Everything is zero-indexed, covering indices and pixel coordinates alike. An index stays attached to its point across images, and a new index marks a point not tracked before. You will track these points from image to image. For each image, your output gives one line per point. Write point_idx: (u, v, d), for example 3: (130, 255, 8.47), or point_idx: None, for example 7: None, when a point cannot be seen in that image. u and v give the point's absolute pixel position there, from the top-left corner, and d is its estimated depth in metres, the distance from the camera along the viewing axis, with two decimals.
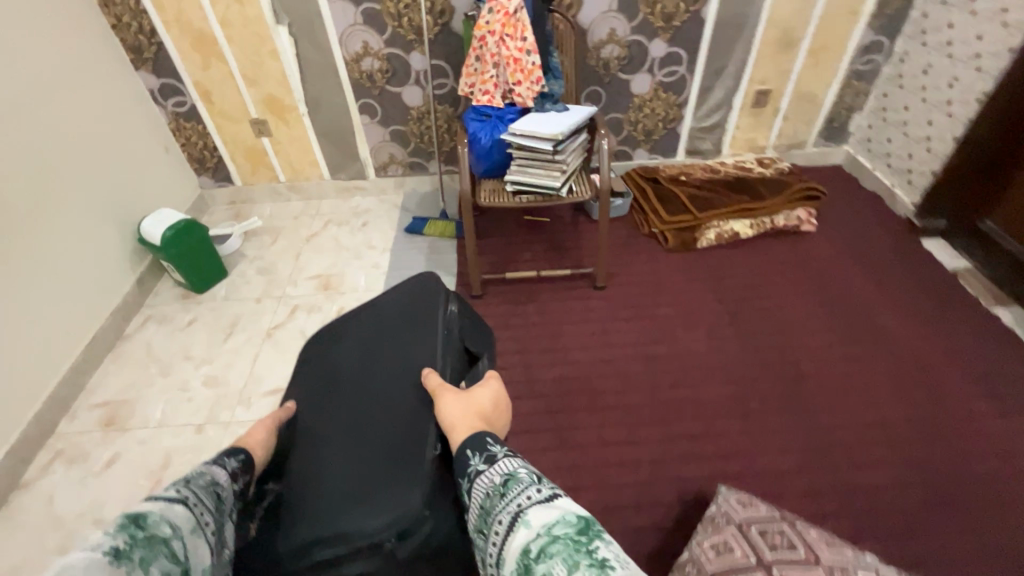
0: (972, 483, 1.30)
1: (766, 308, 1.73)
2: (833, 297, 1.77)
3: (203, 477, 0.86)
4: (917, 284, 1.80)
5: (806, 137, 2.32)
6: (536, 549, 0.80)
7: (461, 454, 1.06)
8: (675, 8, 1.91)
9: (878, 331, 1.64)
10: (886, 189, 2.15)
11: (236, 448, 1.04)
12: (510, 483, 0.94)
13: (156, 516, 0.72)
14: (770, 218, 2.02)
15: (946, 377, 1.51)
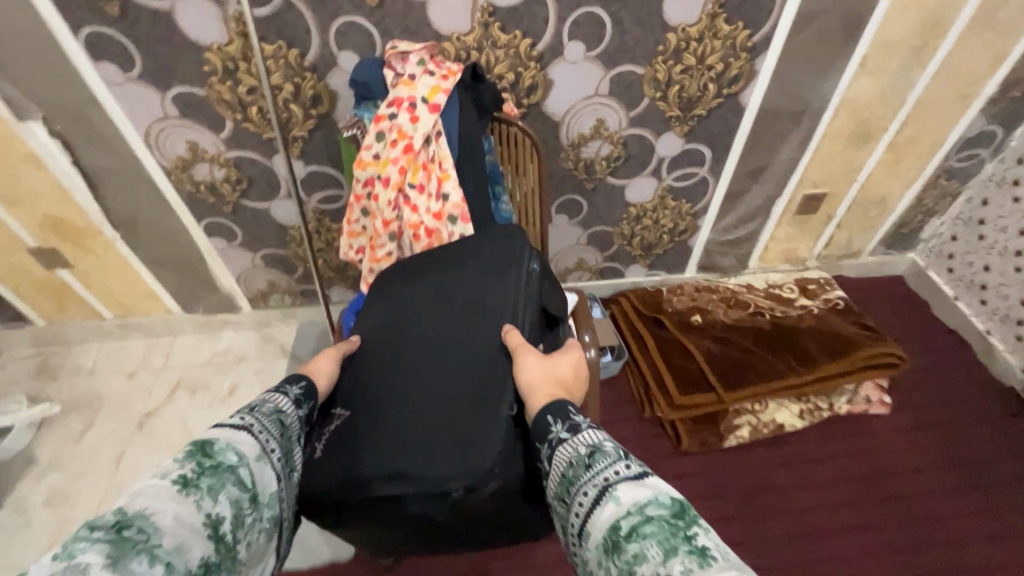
0: None
1: (809, 523, 1.24)
2: (895, 485, 1.29)
3: (266, 403, 0.66)
4: (1006, 462, 1.32)
5: (862, 245, 1.67)
6: (625, 523, 0.52)
7: (535, 423, 0.68)
8: (700, 92, 1.19)
9: (960, 548, 1.20)
10: (976, 334, 1.54)
11: (298, 376, 0.75)
12: (597, 450, 0.61)
13: (222, 443, 0.56)
14: (827, 399, 1.39)
15: None
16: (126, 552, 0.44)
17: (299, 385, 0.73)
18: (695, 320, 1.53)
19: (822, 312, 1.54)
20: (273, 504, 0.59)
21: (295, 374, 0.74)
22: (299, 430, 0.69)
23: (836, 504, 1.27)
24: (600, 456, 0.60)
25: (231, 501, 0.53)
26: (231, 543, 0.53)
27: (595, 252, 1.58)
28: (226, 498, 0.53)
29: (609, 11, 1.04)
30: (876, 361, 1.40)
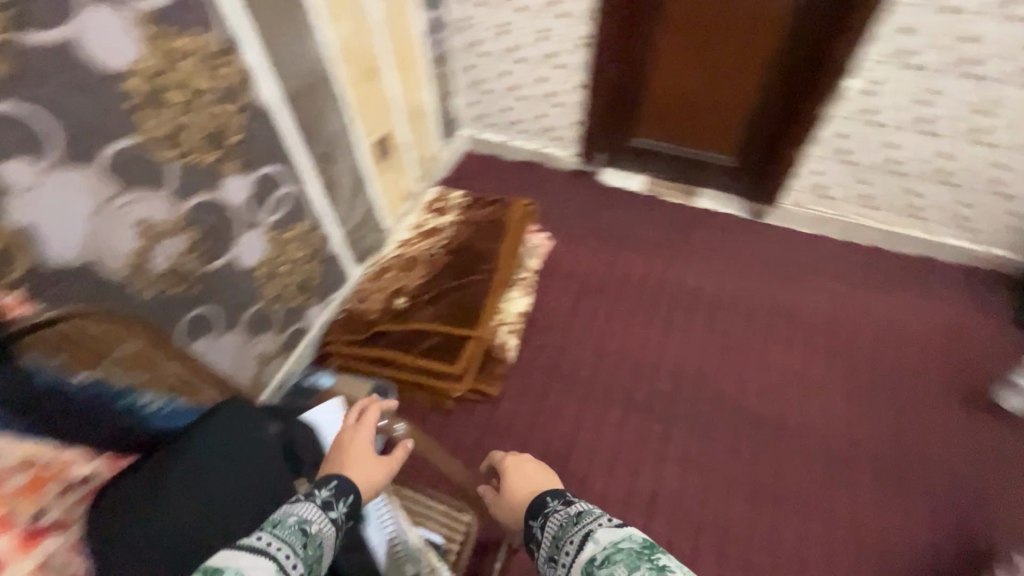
0: (788, 329, 1.53)
1: (589, 350, 1.49)
2: (594, 280, 1.65)
3: (290, 515, 0.64)
4: (613, 213, 1.84)
5: (435, 149, 1.86)
6: (601, 555, 0.66)
7: (535, 503, 0.84)
8: (217, 121, 0.98)
9: (645, 279, 1.65)
10: (536, 154, 1.98)
11: (328, 477, 0.74)
12: (582, 511, 0.76)
13: (232, 568, 0.52)
14: (523, 267, 1.62)
15: (700, 271, 1.68)
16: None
17: (346, 501, 0.71)
18: (401, 303, 1.49)
19: (463, 215, 1.70)
20: None
21: (329, 476, 0.74)
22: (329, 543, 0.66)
23: (586, 324, 1.55)
24: (581, 515, 0.75)
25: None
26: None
27: (268, 338, 1.30)
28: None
29: (21, 99, 0.70)
30: (521, 216, 1.67)
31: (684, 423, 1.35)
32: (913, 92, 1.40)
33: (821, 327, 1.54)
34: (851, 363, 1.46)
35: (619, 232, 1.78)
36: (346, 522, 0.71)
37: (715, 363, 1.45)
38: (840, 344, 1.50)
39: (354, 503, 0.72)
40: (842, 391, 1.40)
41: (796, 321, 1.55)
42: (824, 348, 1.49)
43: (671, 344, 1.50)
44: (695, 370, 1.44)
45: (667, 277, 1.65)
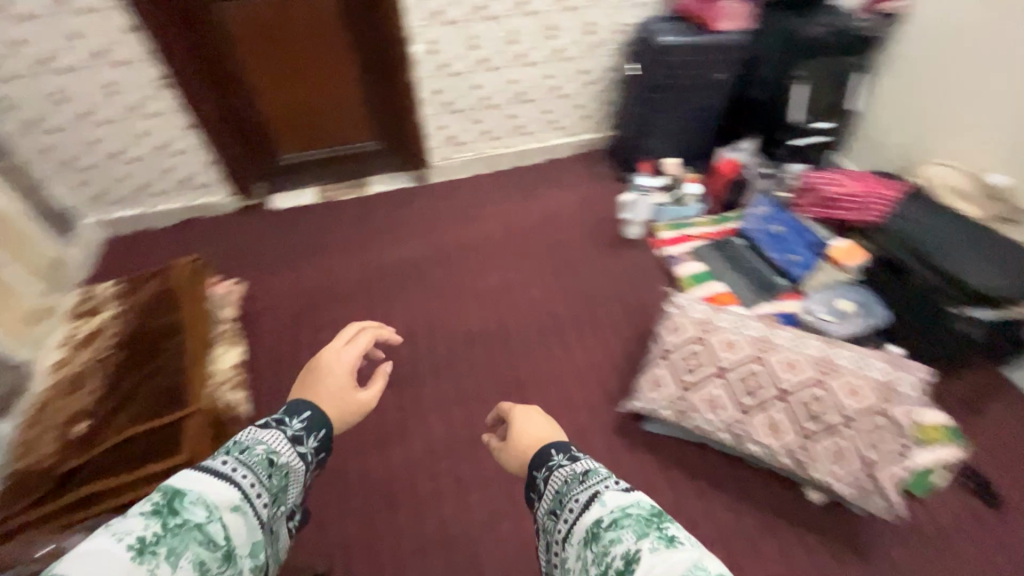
0: (476, 254, 1.80)
1: (317, 356, 1.53)
2: (298, 295, 1.69)
3: (256, 446, 0.62)
4: (292, 231, 1.89)
5: (56, 248, 1.63)
6: (607, 517, 0.61)
7: (539, 456, 0.82)
8: None
9: (346, 273, 1.75)
10: (186, 208, 1.88)
11: (303, 405, 0.74)
12: (589, 469, 0.72)
13: (195, 492, 0.50)
14: (218, 321, 1.53)
15: (389, 244, 1.85)
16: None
17: (318, 436, 0.71)
18: (81, 426, 1.24)
19: (127, 302, 1.50)
20: (254, 554, 0.53)
21: (302, 407, 0.73)
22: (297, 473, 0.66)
23: (306, 336, 1.59)
24: (592, 468, 0.72)
25: (197, 562, 0.46)
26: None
27: None
28: (191, 561, 0.46)
29: None
30: (189, 271, 1.55)
31: (426, 367, 1.50)
32: (461, 40, 1.71)
33: (499, 241, 1.84)
34: (529, 256, 1.78)
35: (304, 245, 1.85)
36: (318, 452, 0.71)
37: (432, 308, 1.64)
38: (517, 246, 1.81)
39: (326, 437, 0.73)
40: (529, 278, 1.71)
41: (480, 245, 1.83)
42: (507, 256, 1.79)
43: (391, 313, 1.63)
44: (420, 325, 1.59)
45: (370, 261, 1.78)
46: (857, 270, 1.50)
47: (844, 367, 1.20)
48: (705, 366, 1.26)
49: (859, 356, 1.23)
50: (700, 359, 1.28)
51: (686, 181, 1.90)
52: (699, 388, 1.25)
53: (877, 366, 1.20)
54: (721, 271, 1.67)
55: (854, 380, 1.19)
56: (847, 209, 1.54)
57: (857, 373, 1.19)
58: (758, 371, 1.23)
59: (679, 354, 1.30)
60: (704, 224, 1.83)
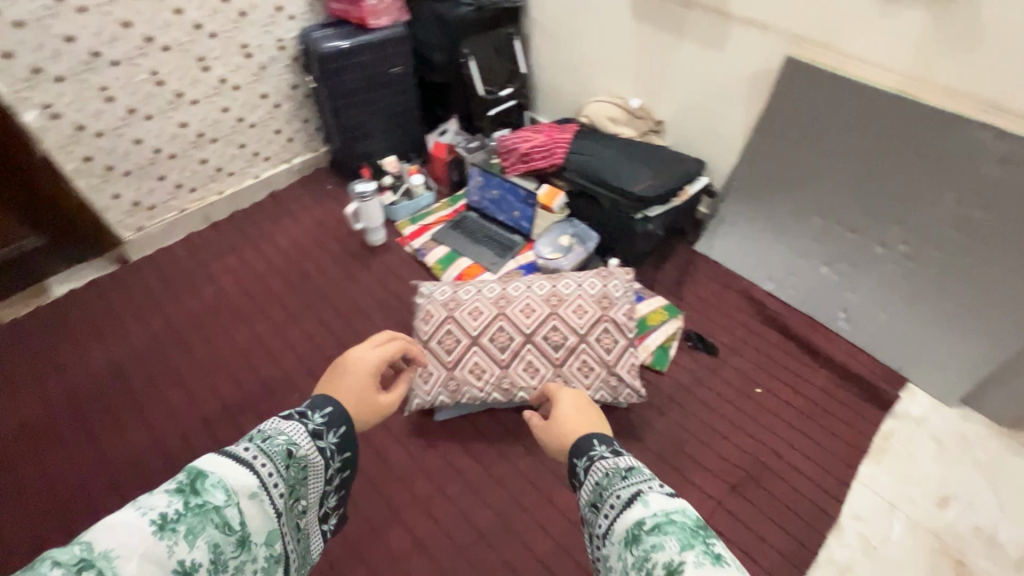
0: (218, 319, 1.63)
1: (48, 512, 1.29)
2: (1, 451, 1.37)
3: (279, 436, 0.69)
4: None
5: None
6: (650, 521, 0.68)
7: (582, 444, 0.92)
8: None
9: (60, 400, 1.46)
10: None
11: (323, 401, 0.81)
12: (631, 468, 0.81)
13: (214, 475, 0.58)
14: None
15: (108, 344, 1.57)
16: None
17: (336, 433, 0.79)
18: None
19: None
20: (264, 542, 0.62)
21: (324, 401, 0.81)
22: (308, 463, 0.73)
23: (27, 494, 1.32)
24: (636, 468, 0.81)
25: (212, 543, 0.55)
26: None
27: None
28: (206, 541, 0.54)
29: None
30: None
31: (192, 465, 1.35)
32: (89, 97, 1.45)
33: (241, 295, 1.69)
34: (279, 300, 1.68)
35: None
36: (337, 450, 0.78)
37: (181, 399, 1.46)
38: (263, 295, 1.69)
39: (345, 434, 0.81)
40: (285, 324, 1.62)
41: (219, 308, 1.65)
42: (254, 308, 1.66)
43: (133, 422, 1.42)
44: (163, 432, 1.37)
45: (84, 376, 1.50)
46: (558, 210, 1.69)
47: (569, 294, 1.36)
48: (460, 341, 1.31)
49: (578, 280, 1.40)
50: (454, 337, 1.32)
51: (409, 173, 1.93)
52: (461, 363, 1.30)
53: (593, 283, 1.39)
54: (462, 246, 1.75)
55: (579, 302, 1.35)
56: (539, 159, 1.71)
57: (580, 295, 1.36)
58: (504, 327, 1.31)
59: (437, 337, 1.33)
60: (439, 210, 1.92)
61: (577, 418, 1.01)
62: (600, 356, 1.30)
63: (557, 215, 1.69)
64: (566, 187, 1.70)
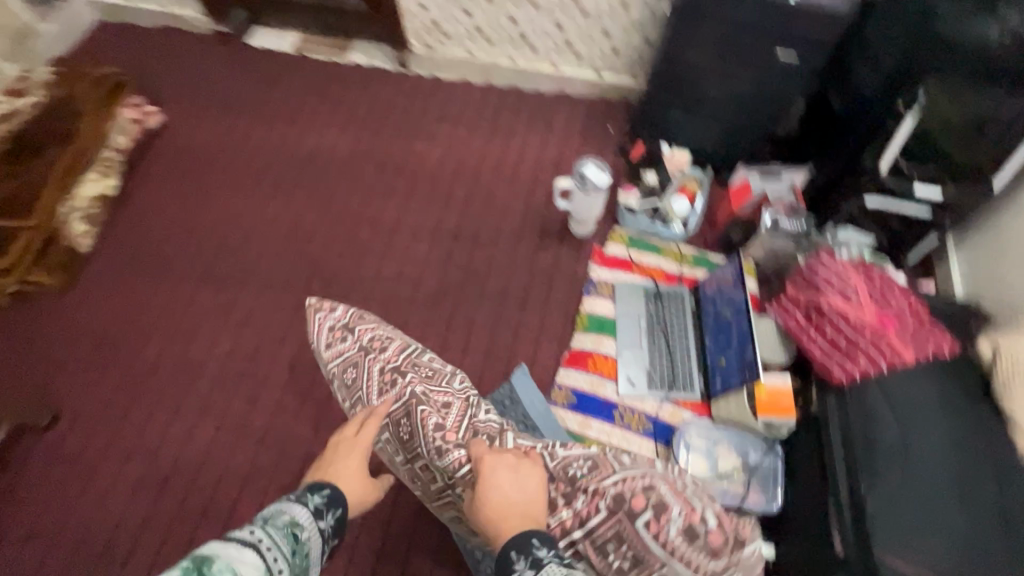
0: (393, 180, 1.53)
1: (179, 219, 1.48)
2: (208, 153, 1.58)
3: (281, 513, 0.71)
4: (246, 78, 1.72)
5: (24, 20, 1.65)
6: None
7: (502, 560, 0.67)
8: None
9: (262, 145, 1.59)
10: (170, 17, 1.81)
11: (318, 485, 0.81)
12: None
13: (220, 561, 0.60)
14: (111, 147, 1.52)
15: (321, 130, 1.62)
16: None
17: (323, 494, 0.78)
18: None
19: (50, 97, 1.53)
20: None
21: (317, 486, 0.80)
22: (320, 542, 0.73)
23: (186, 195, 1.52)
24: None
25: None
26: None
27: None
28: None
29: None
30: (106, 91, 1.53)
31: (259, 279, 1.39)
32: None
33: (426, 176, 1.53)
34: (441, 207, 1.48)
35: (247, 98, 1.68)
36: (333, 533, 0.77)
37: (307, 220, 1.47)
38: (437, 191, 1.51)
39: (342, 517, 0.79)
40: (422, 233, 1.44)
41: (403, 171, 1.54)
42: (422, 196, 1.50)
43: (270, 207, 1.49)
44: (263, 237, 1.44)
45: (288, 142, 1.59)
46: (760, 419, 0.99)
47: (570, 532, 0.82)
48: (411, 438, 0.94)
49: (593, 491, 0.82)
50: (405, 433, 0.95)
51: (678, 189, 1.37)
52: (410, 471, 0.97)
53: (606, 536, 0.81)
54: (625, 329, 1.22)
55: (575, 553, 0.83)
56: (826, 332, 0.98)
57: (581, 550, 0.82)
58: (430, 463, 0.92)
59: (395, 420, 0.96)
60: (669, 259, 1.34)
61: (501, 476, 0.76)
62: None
63: (754, 422, 1.02)
64: (811, 411, 0.98)
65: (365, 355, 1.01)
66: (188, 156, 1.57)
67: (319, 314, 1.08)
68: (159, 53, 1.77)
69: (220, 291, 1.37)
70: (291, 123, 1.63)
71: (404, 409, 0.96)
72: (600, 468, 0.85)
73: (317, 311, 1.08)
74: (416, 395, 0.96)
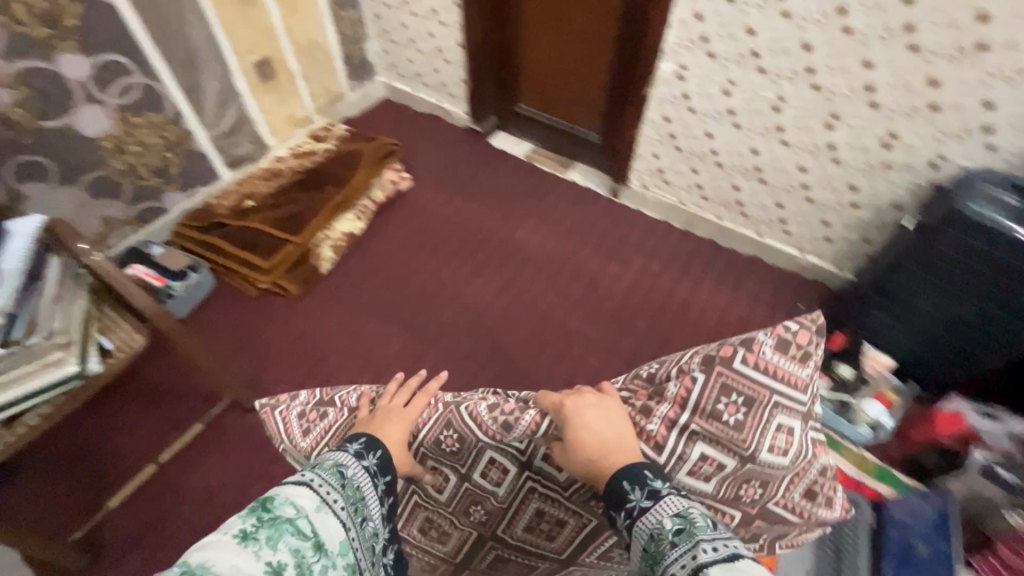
0: (582, 294, 1.67)
1: (397, 270, 1.73)
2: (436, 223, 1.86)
3: (329, 461, 0.80)
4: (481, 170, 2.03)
5: (339, 87, 2.11)
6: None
7: (614, 489, 0.81)
8: (50, 4, 1.24)
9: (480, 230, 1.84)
10: (438, 108, 2.20)
11: (354, 436, 0.89)
12: (679, 512, 0.73)
13: (282, 496, 0.69)
14: (368, 197, 1.85)
15: (531, 231, 1.84)
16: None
17: (376, 454, 0.87)
18: (248, 205, 1.75)
19: (340, 148, 1.93)
20: (342, 552, 0.71)
21: (357, 435, 0.89)
22: (364, 482, 0.81)
23: (409, 252, 1.78)
24: (688, 529, 0.70)
25: (291, 549, 0.64)
26: None
27: (112, 204, 1.58)
28: (285, 546, 0.64)
29: None
30: (381, 156, 1.90)
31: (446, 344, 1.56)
32: (714, 82, 1.44)
33: (612, 298, 1.66)
34: (619, 332, 1.58)
35: (478, 187, 1.98)
36: (380, 471, 0.86)
37: (500, 305, 1.64)
38: (619, 316, 1.62)
39: (382, 458, 0.88)
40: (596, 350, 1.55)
41: (592, 288, 1.68)
42: (604, 316, 1.62)
43: (473, 284, 1.70)
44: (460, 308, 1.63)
45: (501, 233, 1.83)
46: None
47: (681, 419, 0.90)
48: (458, 441, 1.05)
49: (683, 369, 0.94)
50: (451, 438, 1.05)
51: (876, 391, 1.31)
52: (462, 507, 1.13)
53: (713, 398, 0.89)
54: None
55: (690, 439, 0.89)
56: None
57: (696, 429, 0.89)
58: (503, 458, 1.06)
59: (445, 435, 1.05)
60: (850, 460, 1.28)
61: (589, 412, 0.88)
62: (746, 503, 0.91)
63: None
64: None
65: (336, 411, 1.06)
66: (420, 221, 1.86)
67: (274, 410, 1.09)
68: (421, 133, 2.16)
69: (413, 342, 1.56)
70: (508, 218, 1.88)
71: (443, 424, 1.05)
72: (675, 359, 0.97)
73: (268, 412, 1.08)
74: (453, 404, 1.07)
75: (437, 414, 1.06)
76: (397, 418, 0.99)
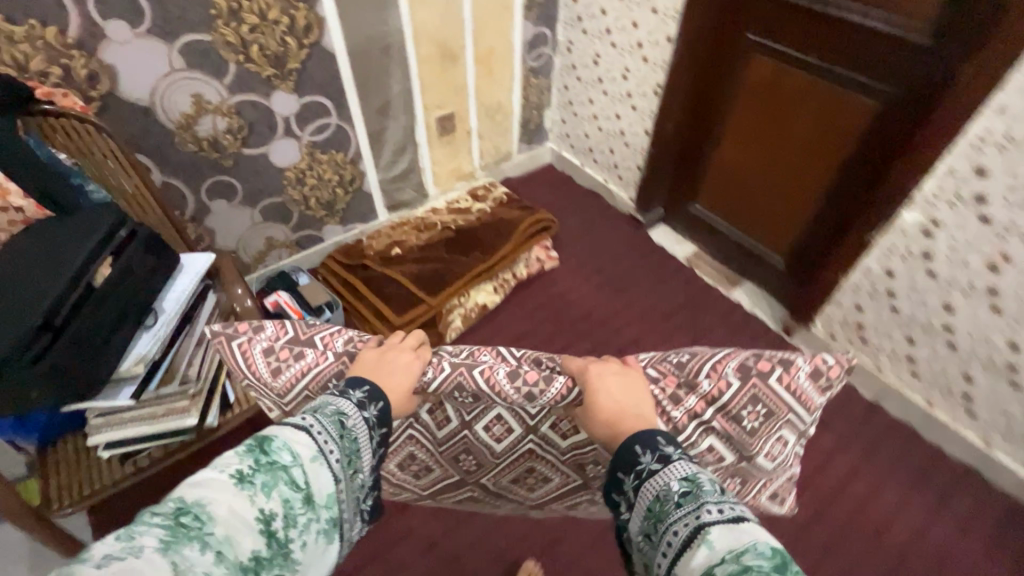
0: None
1: None
2: (575, 315, 1.70)
3: (329, 405, 0.73)
4: (635, 266, 1.84)
5: (509, 148, 2.07)
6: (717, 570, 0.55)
7: (625, 451, 0.75)
8: (282, 47, 1.31)
9: (622, 335, 1.65)
10: (601, 186, 2.06)
11: (359, 381, 0.82)
12: (688, 481, 0.67)
13: (279, 440, 0.64)
14: (511, 270, 1.74)
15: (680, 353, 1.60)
16: (178, 538, 0.51)
17: (377, 407, 0.79)
18: (395, 252, 1.73)
19: (496, 212, 1.86)
20: (330, 505, 0.65)
21: (359, 381, 0.82)
22: (364, 427, 0.75)
23: (540, 340, 1.64)
24: (694, 493, 0.64)
25: (282, 498, 0.59)
26: (284, 541, 0.58)
27: (279, 227, 1.64)
28: (278, 496, 0.59)
29: (189, 31, 1.17)
30: (535, 230, 1.79)
31: None
32: (979, 252, 1.12)
33: None
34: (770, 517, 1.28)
35: (628, 285, 1.79)
36: (379, 423, 0.78)
37: None
38: None
39: (383, 408, 0.80)
40: None
41: None
42: None
43: None
44: None
45: (645, 346, 1.62)
46: None
47: (704, 414, 0.88)
48: (477, 398, 0.99)
49: (721, 373, 0.88)
50: (466, 396, 0.99)
51: None
52: (453, 450, 1.18)
53: (742, 404, 0.87)
54: None
55: (705, 432, 0.90)
56: None
57: (713, 426, 0.89)
58: (509, 417, 1.09)
59: (448, 388, 0.97)
60: None
61: (611, 382, 0.86)
62: (731, 485, 1.02)
63: None
64: None
65: (317, 354, 0.94)
66: (558, 308, 1.72)
67: (232, 340, 0.96)
68: (578, 209, 2.04)
69: None
70: (655, 330, 1.66)
71: (453, 385, 0.97)
72: (714, 354, 0.92)
73: (221, 340, 0.95)
74: (463, 364, 0.97)
75: (446, 373, 0.95)
76: (401, 362, 0.91)
